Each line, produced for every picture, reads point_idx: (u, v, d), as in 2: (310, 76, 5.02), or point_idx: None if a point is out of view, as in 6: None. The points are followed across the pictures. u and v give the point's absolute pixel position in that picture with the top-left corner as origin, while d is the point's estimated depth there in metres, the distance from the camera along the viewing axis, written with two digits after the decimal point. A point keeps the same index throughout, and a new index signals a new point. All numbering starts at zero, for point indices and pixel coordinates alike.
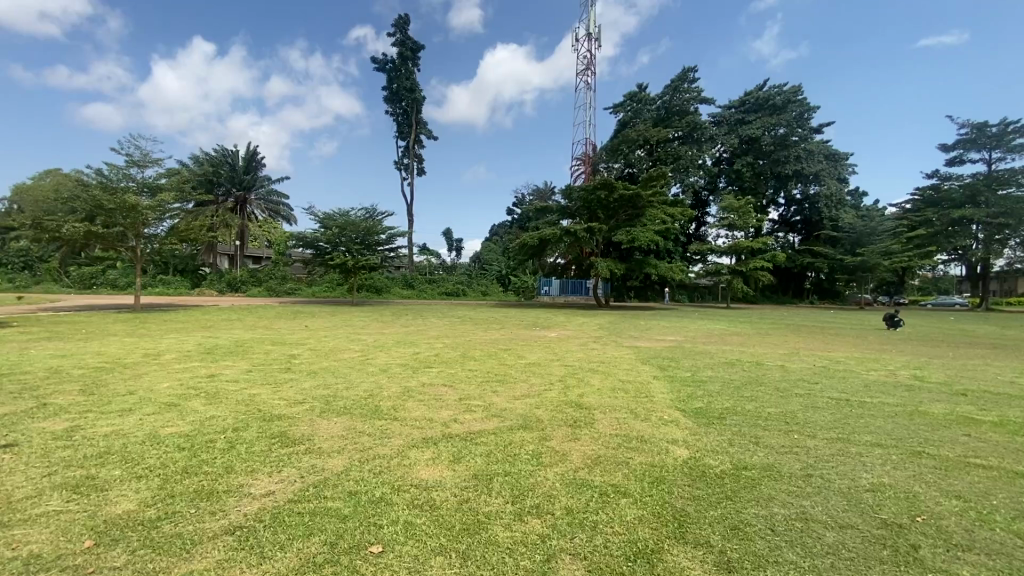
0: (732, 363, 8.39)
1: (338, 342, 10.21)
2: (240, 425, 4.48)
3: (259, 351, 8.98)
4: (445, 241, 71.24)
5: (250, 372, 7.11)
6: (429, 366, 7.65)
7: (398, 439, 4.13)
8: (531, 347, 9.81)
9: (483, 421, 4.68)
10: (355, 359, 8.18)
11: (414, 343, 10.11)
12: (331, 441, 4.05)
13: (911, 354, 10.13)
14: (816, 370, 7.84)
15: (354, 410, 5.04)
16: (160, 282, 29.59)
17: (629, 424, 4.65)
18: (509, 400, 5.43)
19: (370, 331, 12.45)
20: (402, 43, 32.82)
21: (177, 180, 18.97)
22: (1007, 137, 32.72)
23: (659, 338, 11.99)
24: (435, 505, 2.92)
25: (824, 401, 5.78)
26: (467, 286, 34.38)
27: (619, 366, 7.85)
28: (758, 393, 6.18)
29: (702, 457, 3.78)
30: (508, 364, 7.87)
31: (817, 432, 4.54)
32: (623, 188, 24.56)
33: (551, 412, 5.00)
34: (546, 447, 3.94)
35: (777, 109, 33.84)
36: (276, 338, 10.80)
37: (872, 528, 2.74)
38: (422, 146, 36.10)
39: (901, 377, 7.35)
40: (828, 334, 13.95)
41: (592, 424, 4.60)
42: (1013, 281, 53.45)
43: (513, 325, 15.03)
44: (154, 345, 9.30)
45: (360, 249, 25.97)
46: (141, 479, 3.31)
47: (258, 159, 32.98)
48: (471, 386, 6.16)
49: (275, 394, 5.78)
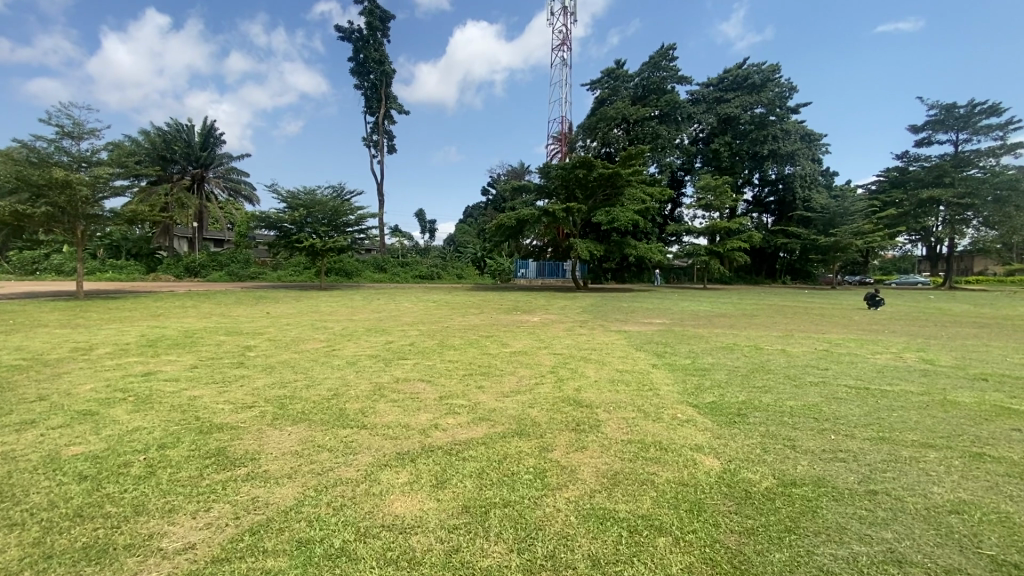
0: (728, 347, 7.86)
1: (301, 331, 9.24)
2: (168, 441, 3.60)
3: (208, 342, 7.98)
4: (417, 223, 69.90)
5: (194, 368, 6.15)
6: (403, 357, 6.82)
7: (365, 455, 3.33)
8: (514, 333, 9.05)
9: (471, 427, 3.92)
10: (319, 351, 7.28)
11: (387, 332, 9.23)
12: (281, 462, 3.22)
13: (903, 334, 9.85)
14: (819, 354, 7.38)
15: (315, 416, 4.22)
16: (110, 267, 27.63)
17: (642, 426, 3.98)
18: (497, 399, 4.70)
19: (338, 318, 11.48)
20: (369, 12, 30.93)
21: (118, 153, 17.34)
22: (974, 119, 33.27)
23: (646, 322, 11.44)
24: (415, 560, 2.17)
25: (843, 391, 5.26)
26: (442, 269, 33.33)
27: (612, 354, 7.17)
28: (770, 382, 5.61)
29: (739, 470, 3.13)
30: (491, 354, 7.11)
31: (855, 431, 3.95)
32: (602, 166, 23.83)
33: (549, 413, 4.29)
34: (548, 462, 3.21)
35: (755, 88, 33.64)
36: (231, 327, 9.76)
37: (985, 573, 2.12)
38: (392, 122, 34.54)
39: (909, 360, 6.94)
40: (813, 315, 13.65)
41: (598, 428, 3.91)
42: (970, 261, 55.60)
43: (490, 309, 14.25)
44: (87, 338, 8.17)
45: (328, 230, 24.67)
46: (13, 529, 2.45)
47: (216, 134, 30.90)
48: (452, 382, 5.41)
49: (224, 396, 4.89)
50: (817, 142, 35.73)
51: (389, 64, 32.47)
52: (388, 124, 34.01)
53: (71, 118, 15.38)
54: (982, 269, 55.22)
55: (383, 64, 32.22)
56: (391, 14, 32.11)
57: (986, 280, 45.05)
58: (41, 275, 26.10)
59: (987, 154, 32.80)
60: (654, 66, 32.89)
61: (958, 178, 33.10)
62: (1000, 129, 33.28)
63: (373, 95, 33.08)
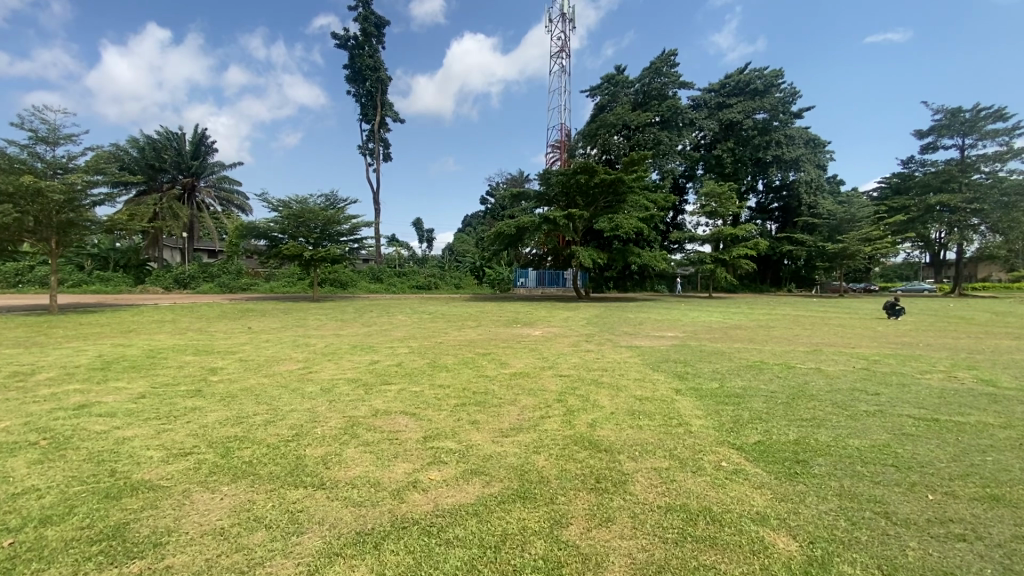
0: (755, 366, 6.97)
1: (279, 350, 8.33)
2: (57, 513, 2.72)
3: (170, 365, 7.06)
4: (415, 232, 69.19)
5: (142, 399, 5.24)
6: (386, 382, 5.91)
7: (313, 537, 2.45)
8: (515, 351, 8.15)
9: (459, 486, 3.03)
10: (292, 375, 6.35)
11: (374, 350, 8.30)
12: (197, 551, 2.34)
13: (940, 347, 8.97)
14: (860, 374, 6.48)
15: (263, 469, 3.32)
16: (97, 279, 26.80)
17: (681, 482, 3.09)
18: (494, 441, 3.83)
19: (323, 334, 10.58)
20: (364, 18, 30.35)
21: (96, 158, 16.39)
22: (980, 123, 32.64)
23: (657, 335, 10.55)
24: None
25: (908, 424, 4.37)
26: (439, 280, 32.48)
27: (626, 376, 6.28)
28: (819, 413, 4.70)
29: (830, 562, 2.26)
30: (488, 377, 6.21)
31: (953, 486, 3.06)
32: (604, 172, 22.98)
33: (559, 462, 3.39)
34: (564, 550, 2.33)
35: (758, 93, 33.08)
36: (202, 345, 8.83)
37: None
38: (388, 130, 33.90)
39: (967, 382, 6.03)
40: (833, 326, 12.79)
41: (625, 486, 3.02)
42: (974, 267, 54.91)
43: (489, 322, 13.35)
44: (36, 360, 7.28)
45: (320, 240, 23.86)
46: None
47: (208, 143, 30.19)
48: (441, 416, 4.51)
49: (160, 439, 3.98)
50: (822, 148, 35.04)
51: (384, 71, 31.88)
52: (384, 131, 33.34)
53: (46, 122, 14.59)
54: (987, 276, 54.46)
55: (377, 72, 31.59)
56: (386, 20, 31.54)
57: (994, 287, 44.20)
58: (24, 287, 25.23)
59: (993, 158, 32.13)
60: (655, 72, 32.28)
61: (965, 183, 32.37)
62: (1007, 133, 32.54)
63: (369, 102, 32.39)
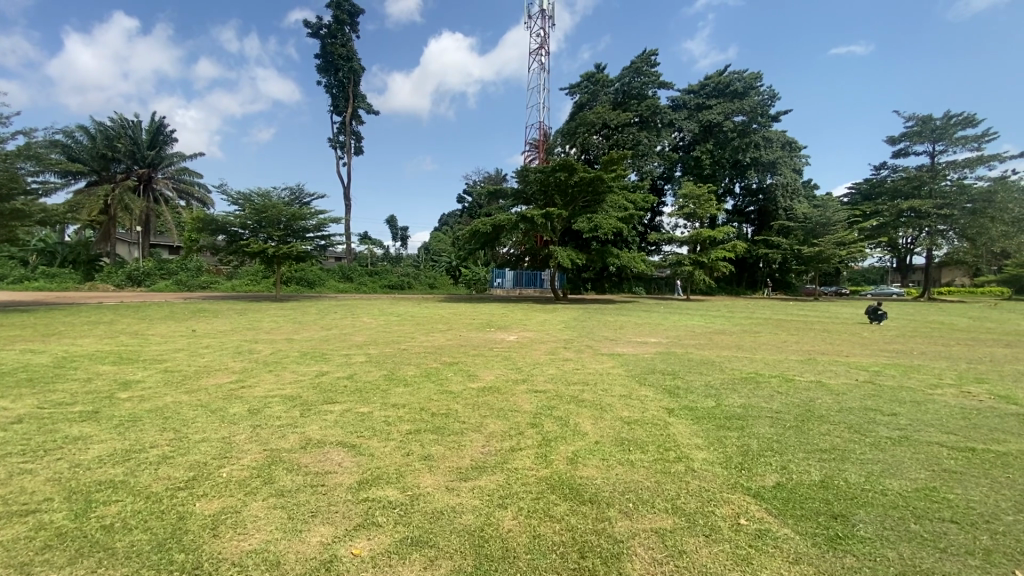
0: (751, 380, 6.24)
1: (215, 359, 7.27)
2: None
3: (77, 377, 5.95)
4: (389, 231, 67.83)
5: (13, 425, 4.18)
6: (329, 402, 4.95)
7: None
8: (487, 360, 7.34)
9: (392, 570, 2.17)
10: (219, 392, 5.34)
11: (325, 359, 7.32)
12: None
13: (937, 356, 8.49)
14: (866, 389, 5.82)
15: (122, 542, 2.39)
16: (41, 276, 24.88)
17: (694, 556, 2.30)
18: (448, 489, 2.97)
19: (274, 339, 9.53)
20: (336, 6, 29.13)
21: (30, 143, 14.85)
22: (950, 130, 33.11)
23: (640, 341, 9.86)
24: None
25: (945, 457, 3.68)
26: (414, 279, 31.44)
27: (609, 391, 5.50)
28: (840, 442, 3.97)
29: None
30: (451, 394, 5.32)
31: None
32: (584, 170, 22.30)
33: (530, 523, 2.57)
34: None
35: (737, 96, 33.09)
36: (129, 352, 7.71)
37: None
38: (360, 123, 32.67)
39: (985, 399, 5.39)
40: (819, 331, 12.38)
41: (619, 565, 2.22)
42: (939, 272, 56.47)
43: (461, 325, 12.46)
44: None
45: (284, 235, 22.47)
46: None
47: (166, 131, 28.42)
48: (384, 450, 3.62)
49: (2, 489, 2.98)
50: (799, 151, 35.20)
51: (357, 62, 30.68)
52: (356, 124, 32.10)
53: None
54: (951, 281, 56.10)
55: (351, 62, 30.37)
56: (360, 9, 30.36)
57: (959, 292, 45.37)
58: None
59: (962, 165, 32.58)
60: (635, 71, 31.93)
61: (936, 188, 32.68)
62: (976, 140, 33.03)
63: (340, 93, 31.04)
